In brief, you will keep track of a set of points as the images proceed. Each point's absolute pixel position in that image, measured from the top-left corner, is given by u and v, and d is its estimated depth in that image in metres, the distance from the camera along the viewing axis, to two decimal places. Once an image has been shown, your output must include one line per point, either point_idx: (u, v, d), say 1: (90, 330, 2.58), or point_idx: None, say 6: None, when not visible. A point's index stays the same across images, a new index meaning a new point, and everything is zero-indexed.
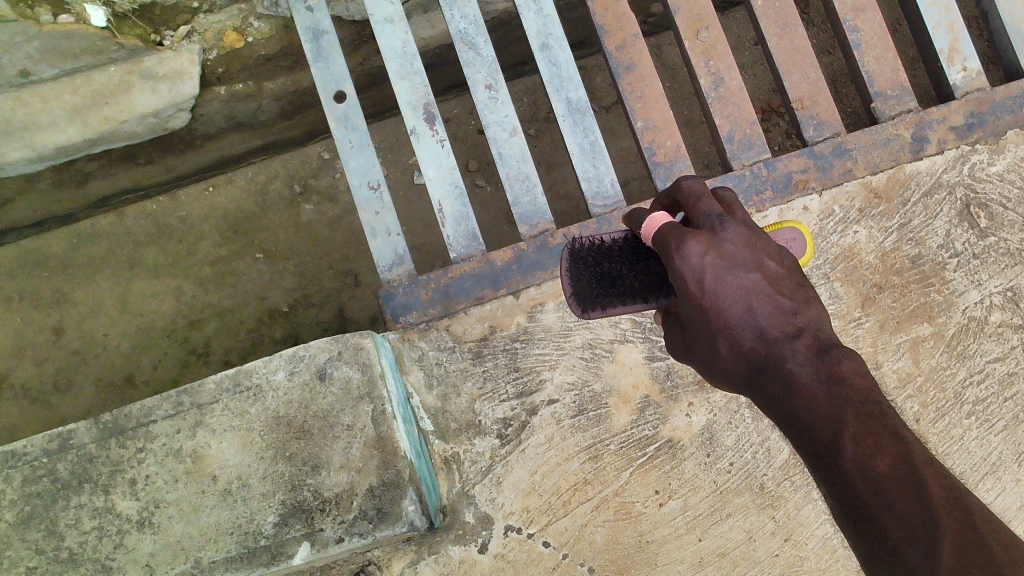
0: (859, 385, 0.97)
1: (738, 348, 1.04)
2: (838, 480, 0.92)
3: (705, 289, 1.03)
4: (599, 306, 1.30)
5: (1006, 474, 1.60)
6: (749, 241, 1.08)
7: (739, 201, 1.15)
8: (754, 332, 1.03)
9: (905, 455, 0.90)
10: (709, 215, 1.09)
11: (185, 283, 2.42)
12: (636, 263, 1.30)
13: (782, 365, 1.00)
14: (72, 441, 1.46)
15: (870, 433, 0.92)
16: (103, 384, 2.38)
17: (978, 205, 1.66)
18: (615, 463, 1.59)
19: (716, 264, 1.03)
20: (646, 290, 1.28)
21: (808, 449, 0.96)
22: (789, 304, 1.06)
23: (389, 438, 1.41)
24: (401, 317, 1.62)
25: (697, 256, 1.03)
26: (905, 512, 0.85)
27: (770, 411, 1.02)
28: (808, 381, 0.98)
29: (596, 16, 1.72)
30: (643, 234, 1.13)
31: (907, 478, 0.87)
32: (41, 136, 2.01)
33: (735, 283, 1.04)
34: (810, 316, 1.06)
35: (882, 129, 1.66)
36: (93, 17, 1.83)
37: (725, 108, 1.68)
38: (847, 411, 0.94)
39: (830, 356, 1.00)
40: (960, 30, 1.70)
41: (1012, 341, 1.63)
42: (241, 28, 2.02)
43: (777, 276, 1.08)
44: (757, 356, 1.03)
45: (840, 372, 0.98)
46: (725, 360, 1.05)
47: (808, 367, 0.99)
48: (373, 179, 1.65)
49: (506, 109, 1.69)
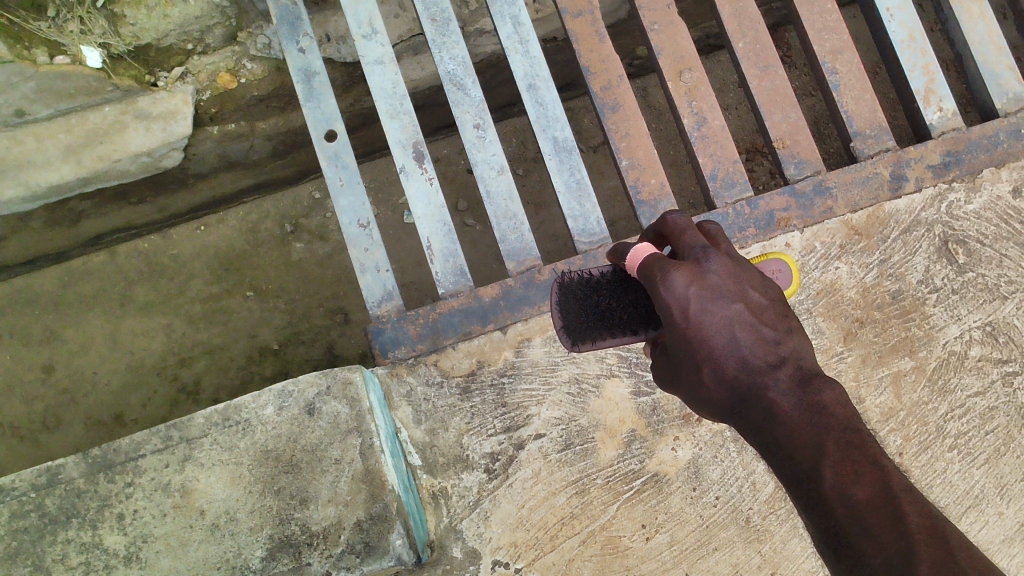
0: (839, 415, 1.00)
1: (722, 377, 1.05)
2: (817, 507, 0.93)
3: (689, 317, 1.05)
4: (590, 339, 1.33)
5: (989, 507, 1.61)
6: (734, 271, 1.09)
7: (726, 234, 1.17)
8: (737, 360, 1.05)
9: (884, 484, 0.93)
10: (694, 246, 1.11)
11: (176, 321, 2.43)
12: (625, 296, 1.32)
13: (764, 394, 1.02)
14: (60, 475, 1.46)
15: (849, 462, 0.94)
16: (92, 422, 2.38)
17: (956, 242, 1.70)
18: (601, 497, 1.60)
19: (700, 293, 1.05)
20: (635, 322, 1.30)
21: (788, 476, 0.98)
22: (772, 333, 1.07)
23: (377, 472, 1.42)
24: (389, 352, 1.63)
25: (681, 286, 1.05)
26: (883, 539, 0.87)
27: (752, 438, 1.04)
28: (789, 410, 1.00)
29: (582, 58, 1.76)
30: (630, 266, 1.16)
31: (885, 506, 0.90)
32: (35, 174, 2.03)
33: (720, 313, 1.05)
34: (793, 345, 1.08)
35: (862, 167, 1.70)
36: (88, 58, 1.86)
37: (708, 148, 1.71)
38: (827, 439, 0.97)
39: (811, 386, 1.03)
40: (935, 72, 1.74)
41: (992, 375, 1.65)
42: (235, 70, 2.06)
43: (763, 306, 1.09)
44: (740, 384, 1.04)
45: (821, 401, 1.01)
46: (709, 388, 1.07)
47: (789, 396, 1.01)
48: (363, 216, 1.68)
49: (494, 148, 1.72)
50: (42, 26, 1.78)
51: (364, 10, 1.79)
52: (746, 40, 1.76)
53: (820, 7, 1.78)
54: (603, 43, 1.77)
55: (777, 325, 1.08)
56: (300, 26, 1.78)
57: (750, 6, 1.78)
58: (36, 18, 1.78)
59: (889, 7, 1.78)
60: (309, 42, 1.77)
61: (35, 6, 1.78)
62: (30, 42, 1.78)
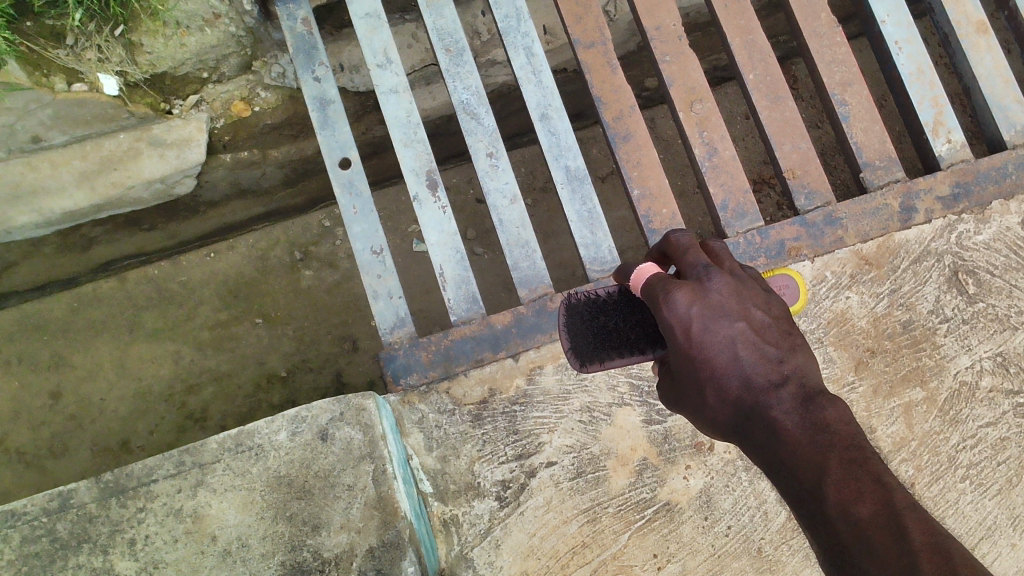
0: (843, 431, 0.98)
1: (726, 396, 1.06)
2: (822, 526, 0.93)
3: (692, 337, 1.07)
4: (598, 359, 1.32)
5: (1002, 538, 1.61)
6: (736, 289, 1.11)
7: (730, 251, 1.19)
8: (740, 379, 1.05)
9: (888, 501, 0.91)
10: (697, 266, 1.13)
11: (184, 348, 2.44)
12: (630, 315, 1.32)
13: (768, 413, 1.01)
14: (72, 500, 1.45)
15: (852, 479, 0.93)
16: (99, 448, 2.38)
17: (966, 272, 1.71)
18: (613, 526, 1.59)
19: (702, 313, 1.07)
20: (642, 341, 1.30)
21: (793, 495, 0.97)
22: (775, 351, 1.07)
23: (389, 498, 1.42)
24: (402, 379, 1.63)
25: (683, 306, 1.07)
26: (886, 558, 0.85)
27: (756, 458, 1.03)
28: (793, 429, 0.99)
29: (594, 88, 1.78)
30: (635, 287, 1.17)
31: (889, 526, 0.88)
32: (49, 202, 2.05)
33: (722, 331, 1.06)
34: (797, 363, 1.07)
35: (871, 198, 1.71)
36: (105, 86, 1.87)
37: (719, 177, 1.73)
38: (829, 457, 0.95)
39: (815, 404, 1.01)
40: (943, 104, 1.76)
41: (1003, 405, 1.66)
42: (249, 98, 2.09)
43: (765, 324, 1.09)
44: (743, 403, 1.04)
45: (825, 419, 0.99)
46: (714, 408, 1.07)
47: (793, 414, 1.00)
48: (376, 243, 1.69)
49: (507, 176, 1.74)
50: (60, 54, 1.79)
51: (379, 40, 1.81)
52: (757, 71, 1.78)
53: (830, 40, 1.80)
54: (615, 73, 1.79)
55: (780, 343, 1.08)
56: (316, 55, 1.80)
57: (761, 39, 1.80)
58: (55, 46, 1.78)
59: (897, 40, 1.80)
60: (325, 72, 1.79)
61: (55, 33, 1.77)
62: (48, 70, 1.80)
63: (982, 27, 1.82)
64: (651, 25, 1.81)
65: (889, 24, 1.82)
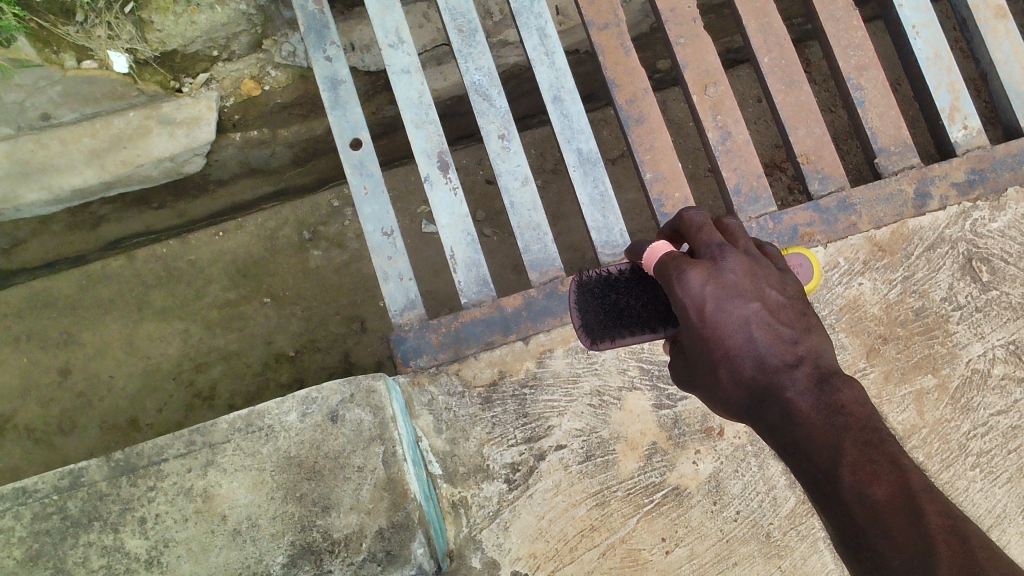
0: (858, 413, 0.98)
1: (738, 377, 1.05)
2: (837, 508, 0.92)
3: (706, 316, 1.05)
4: (609, 337, 1.32)
5: (1010, 526, 1.60)
6: (750, 267, 1.08)
7: (744, 228, 1.15)
8: (754, 360, 1.05)
9: (903, 483, 0.90)
10: (710, 243, 1.09)
11: (193, 327, 2.44)
12: (643, 294, 1.32)
13: (781, 395, 1.02)
14: (83, 478, 1.46)
15: (867, 461, 0.92)
16: (107, 426, 2.38)
17: (980, 260, 1.70)
18: (621, 510, 1.59)
19: (716, 293, 1.04)
20: (655, 320, 1.29)
21: (809, 478, 0.97)
22: (789, 332, 1.07)
23: (399, 481, 1.42)
24: (411, 361, 1.63)
25: (697, 285, 1.04)
26: (902, 538, 0.85)
27: (770, 439, 1.04)
28: (807, 410, 0.99)
29: (607, 70, 1.76)
30: (646, 263, 1.14)
31: (905, 506, 0.87)
32: (58, 178, 2.04)
33: (736, 312, 1.05)
34: (811, 344, 1.07)
35: (885, 184, 1.70)
36: (116, 63, 1.87)
37: (732, 161, 1.72)
38: (845, 439, 0.95)
39: (829, 385, 1.02)
40: (961, 90, 1.75)
41: (1015, 394, 1.65)
42: (259, 77, 2.08)
43: (779, 304, 1.08)
44: (757, 385, 1.04)
45: (839, 400, 1.00)
46: (726, 389, 1.07)
47: (808, 396, 1.01)
48: (387, 225, 1.68)
49: (519, 159, 1.73)
50: (70, 31, 1.79)
51: (391, 20, 1.79)
52: (772, 55, 1.76)
53: (846, 23, 1.78)
54: (628, 55, 1.78)
55: (794, 324, 1.08)
56: (327, 35, 1.79)
57: (776, 21, 1.78)
58: (64, 22, 1.78)
59: (915, 24, 1.79)
60: (336, 51, 1.78)
61: (65, 10, 1.78)
62: (58, 47, 1.80)
63: (1001, 12, 1.80)
64: (666, 7, 1.79)
65: (907, 8, 1.79)
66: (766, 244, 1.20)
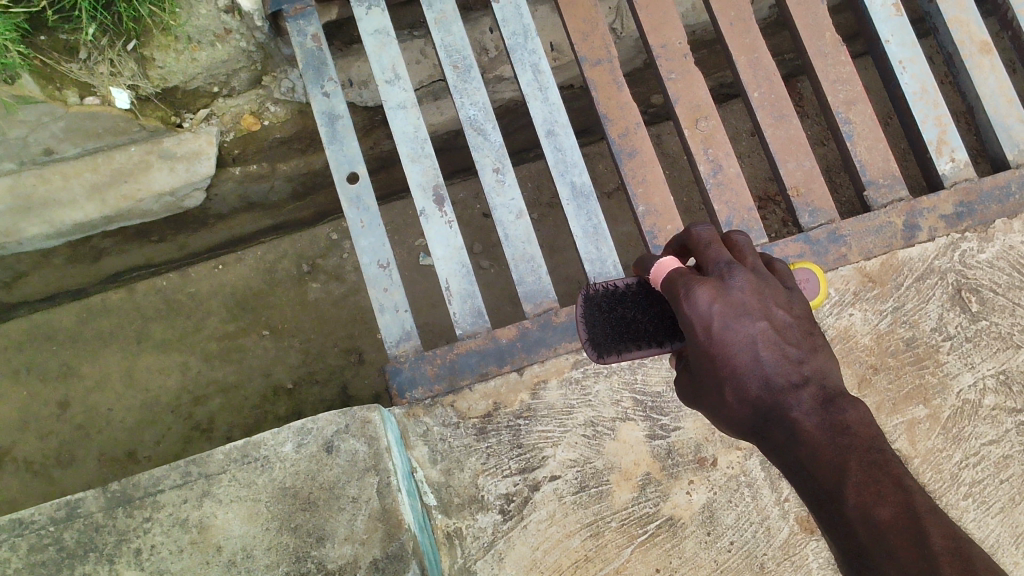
0: (863, 433, 0.99)
1: (744, 396, 1.04)
2: (840, 527, 0.93)
3: (713, 334, 1.04)
4: (616, 349, 1.30)
5: (1005, 556, 1.60)
6: (758, 286, 1.07)
7: (753, 245, 1.14)
8: (760, 380, 1.04)
9: (908, 504, 0.91)
10: (719, 262, 1.08)
11: (192, 359, 2.45)
12: (650, 308, 1.32)
13: (787, 414, 1.02)
14: (79, 509, 1.46)
15: (872, 482, 0.93)
16: (105, 458, 2.38)
17: (969, 290, 1.72)
18: (615, 540, 1.60)
19: (723, 311, 1.04)
20: (661, 334, 1.30)
21: (811, 495, 0.98)
22: (797, 352, 1.06)
23: (393, 510, 1.43)
24: (407, 393, 1.64)
25: (705, 303, 1.03)
26: (906, 561, 0.86)
27: (775, 457, 1.04)
28: (812, 430, 1.00)
29: (600, 105, 1.80)
30: (654, 279, 1.14)
31: (908, 527, 0.88)
32: (60, 213, 2.07)
33: (744, 330, 1.04)
34: (817, 364, 1.06)
35: (875, 216, 1.72)
36: (117, 99, 1.89)
37: (724, 194, 1.74)
38: (849, 459, 0.96)
39: (834, 406, 1.02)
40: (948, 123, 1.78)
41: (1007, 424, 1.66)
42: (258, 112, 2.10)
43: (787, 323, 1.08)
44: (763, 404, 1.04)
45: (843, 421, 1.00)
46: (732, 407, 1.06)
47: (813, 416, 1.01)
48: (383, 257, 1.70)
49: (513, 192, 1.75)
50: (73, 68, 1.81)
51: (388, 57, 1.82)
52: (762, 90, 1.80)
53: (834, 59, 1.81)
54: (621, 91, 1.81)
55: (802, 343, 1.07)
56: (325, 71, 1.82)
57: (766, 57, 1.82)
58: (68, 60, 1.81)
59: (901, 60, 1.82)
60: (334, 87, 1.81)
61: (68, 47, 1.80)
62: (61, 83, 1.82)
63: (985, 47, 1.83)
64: (657, 43, 1.82)
65: (894, 44, 1.83)
66: (775, 262, 1.19)
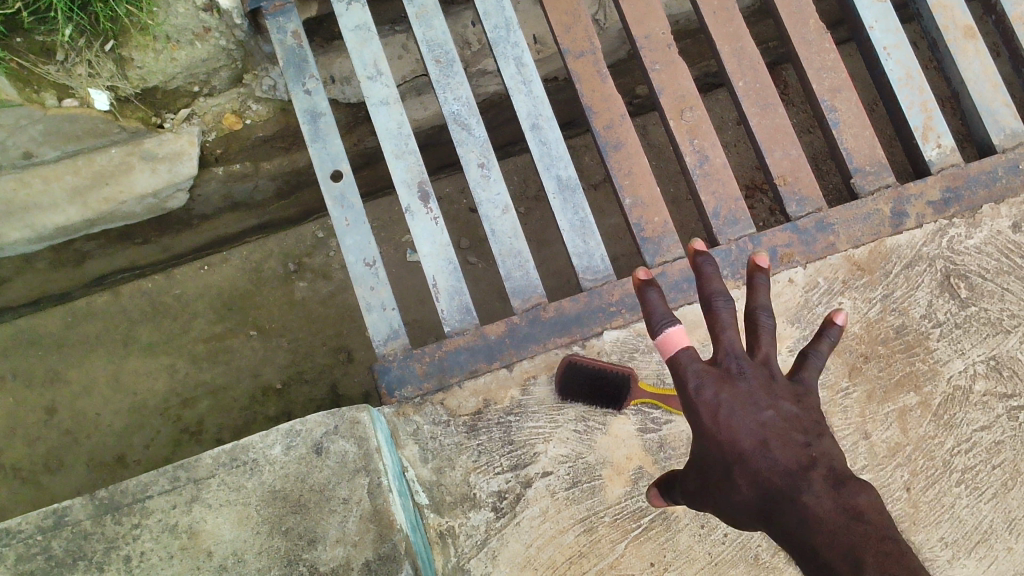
0: (877, 521, 0.91)
1: (751, 480, 0.96)
2: None
3: (719, 422, 0.99)
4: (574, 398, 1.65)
5: (998, 542, 1.61)
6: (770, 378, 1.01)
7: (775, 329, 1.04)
8: (768, 464, 0.96)
9: None
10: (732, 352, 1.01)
11: (180, 361, 2.43)
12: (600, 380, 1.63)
13: (798, 499, 0.93)
14: (67, 517, 1.44)
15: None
16: (94, 463, 2.37)
17: (957, 276, 1.72)
18: (609, 535, 1.59)
19: (730, 398, 0.99)
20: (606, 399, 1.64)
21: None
22: (803, 436, 0.98)
23: (385, 511, 1.42)
24: (396, 392, 1.62)
25: (710, 392, 0.99)
26: None
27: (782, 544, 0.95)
28: (824, 518, 0.91)
29: (584, 98, 1.78)
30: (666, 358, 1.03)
31: None
32: (41, 217, 2.05)
33: (750, 416, 0.98)
34: (823, 447, 0.98)
35: (862, 204, 1.71)
36: (97, 101, 1.86)
37: (711, 185, 1.73)
38: (865, 550, 0.88)
39: (847, 489, 0.93)
40: (933, 109, 1.77)
41: (997, 409, 1.66)
42: (240, 111, 2.09)
43: (796, 411, 1.00)
44: (772, 489, 0.95)
45: (858, 506, 0.92)
46: (734, 493, 0.98)
47: (826, 500, 0.92)
48: (369, 255, 1.69)
49: (498, 187, 1.74)
50: (51, 70, 1.79)
51: (369, 52, 1.80)
52: (746, 79, 1.79)
53: (818, 46, 1.80)
54: (604, 83, 1.80)
55: (807, 426, 0.99)
56: (306, 68, 1.80)
57: (750, 46, 1.80)
58: (45, 62, 1.79)
59: (886, 46, 1.81)
60: (315, 84, 1.79)
61: (45, 49, 1.78)
62: (39, 86, 1.79)
63: (969, 32, 1.83)
64: (640, 34, 1.81)
65: (877, 30, 1.82)
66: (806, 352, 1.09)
